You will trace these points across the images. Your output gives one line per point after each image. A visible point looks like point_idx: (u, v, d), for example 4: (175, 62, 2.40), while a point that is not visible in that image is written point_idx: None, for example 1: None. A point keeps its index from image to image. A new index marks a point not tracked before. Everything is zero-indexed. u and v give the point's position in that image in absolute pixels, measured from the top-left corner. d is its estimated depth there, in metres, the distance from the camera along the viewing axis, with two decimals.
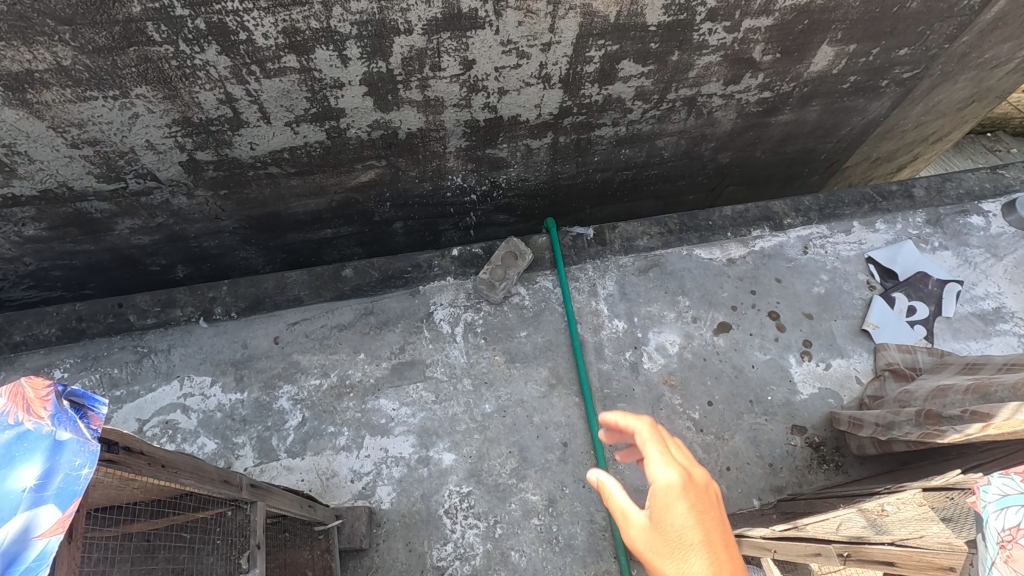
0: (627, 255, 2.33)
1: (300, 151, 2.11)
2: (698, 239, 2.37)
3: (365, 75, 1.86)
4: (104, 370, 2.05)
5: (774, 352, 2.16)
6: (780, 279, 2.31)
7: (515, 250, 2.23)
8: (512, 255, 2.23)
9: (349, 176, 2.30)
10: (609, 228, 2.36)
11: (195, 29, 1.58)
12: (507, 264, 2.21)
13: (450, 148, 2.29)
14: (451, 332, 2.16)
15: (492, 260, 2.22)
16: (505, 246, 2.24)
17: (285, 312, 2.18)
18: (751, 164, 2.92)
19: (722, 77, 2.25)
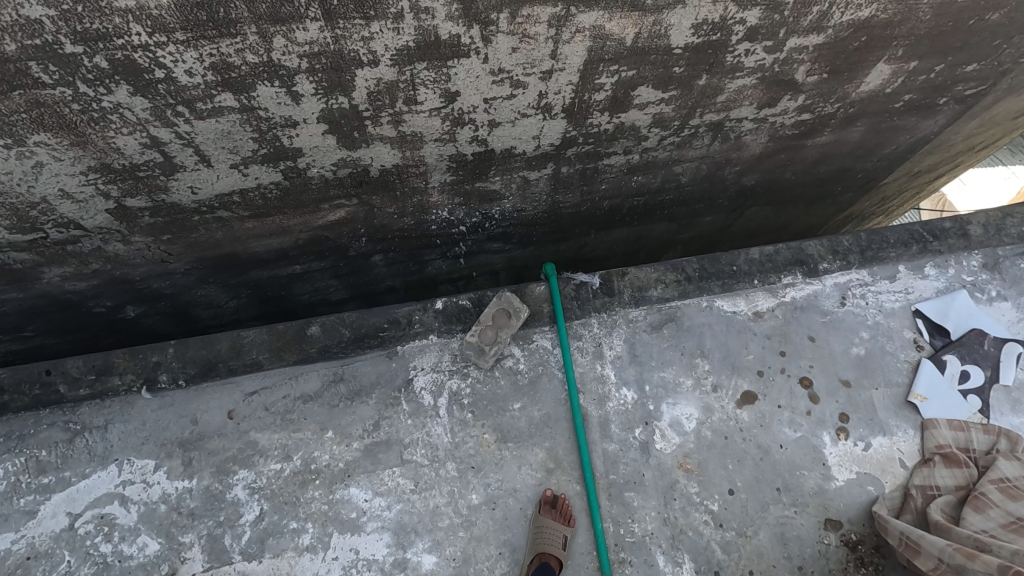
0: (638, 308, 2.02)
1: (252, 194, 1.77)
2: (720, 288, 2.05)
3: (323, 112, 1.51)
4: (30, 454, 1.76)
5: (806, 429, 1.87)
6: (814, 338, 2.00)
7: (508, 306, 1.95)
8: (504, 313, 1.94)
9: (314, 216, 1.96)
10: (618, 275, 2.04)
11: (94, 68, 1.23)
12: (498, 323, 1.92)
13: (432, 183, 1.94)
14: (433, 404, 1.87)
15: (481, 318, 1.93)
16: (496, 300, 1.96)
17: (241, 380, 1.88)
18: (779, 186, 2.57)
19: (755, 101, 1.89)
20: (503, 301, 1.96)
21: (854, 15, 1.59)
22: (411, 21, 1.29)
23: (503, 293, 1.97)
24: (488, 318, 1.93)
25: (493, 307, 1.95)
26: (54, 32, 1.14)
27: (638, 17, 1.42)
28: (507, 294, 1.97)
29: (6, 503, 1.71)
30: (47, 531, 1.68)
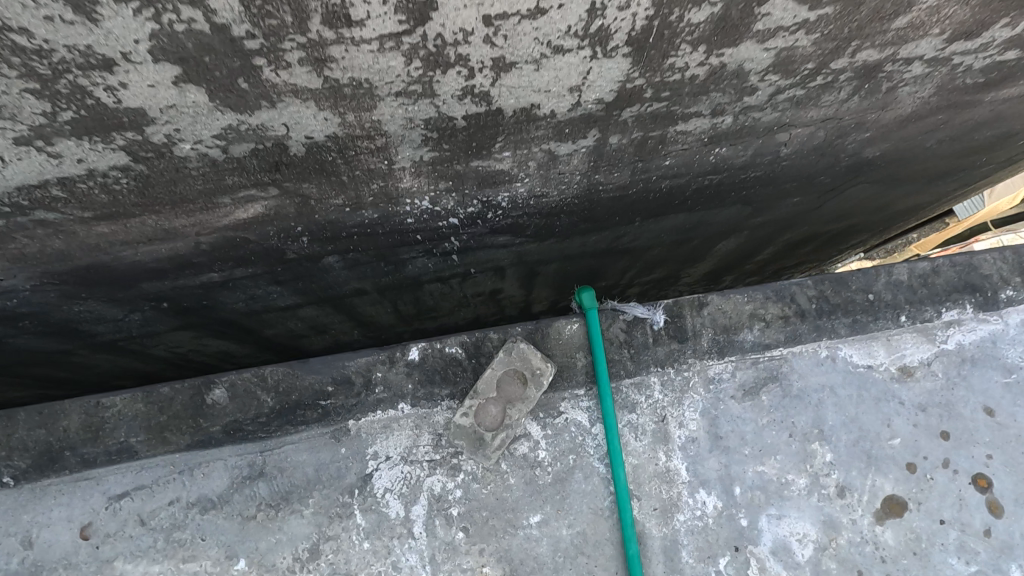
0: (722, 359, 1.31)
1: (83, 186, 1.04)
2: (849, 329, 1.33)
3: (156, 40, 0.80)
4: None
5: (986, 563, 1.20)
6: (994, 411, 1.29)
7: (523, 368, 1.24)
8: (518, 375, 1.24)
9: (212, 213, 1.22)
10: (692, 307, 1.32)
11: None
12: (508, 394, 1.24)
13: (401, 163, 1.19)
14: (403, 517, 1.21)
15: (480, 384, 1.24)
16: (505, 355, 1.24)
17: (105, 474, 1.20)
18: (907, 158, 1.80)
19: (950, 27, 1.11)
20: (515, 357, 1.24)
21: None
22: None
23: (516, 345, 1.25)
24: (492, 385, 1.24)
25: (500, 367, 1.24)
26: None
27: None
28: (522, 347, 1.25)
29: None
30: None
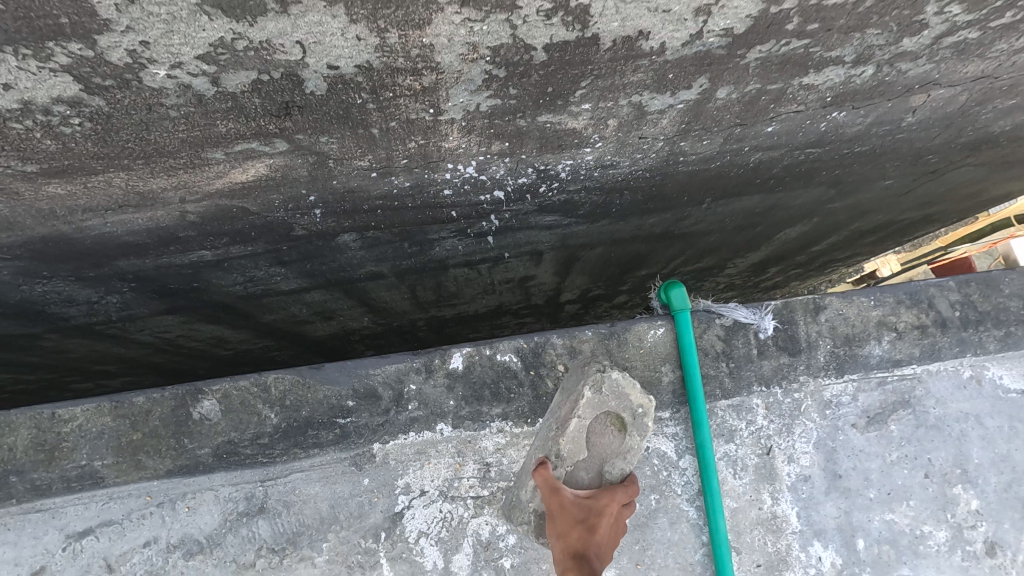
0: (843, 378, 1.04)
1: (29, 123, 0.81)
2: (1000, 344, 1.06)
3: None
4: None
5: None
6: None
7: (620, 408, 0.97)
8: (606, 424, 0.98)
9: (206, 172, 0.96)
10: (808, 312, 1.04)
11: None
12: (598, 448, 0.97)
13: (451, 111, 0.92)
14: (442, 569, 0.96)
15: (564, 445, 0.96)
16: (596, 396, 0.97)
17: (62, 506, 0.94)
18: None
19: None
20: (609, 395, 0.97)
21: None
22: None
23: (611, 377, 0.97)
24: (581, 440, 0.96)
25: (591, 413, 0.97)
26: None
27: None
28: (619, 378, 0.97)
29: None
30: None
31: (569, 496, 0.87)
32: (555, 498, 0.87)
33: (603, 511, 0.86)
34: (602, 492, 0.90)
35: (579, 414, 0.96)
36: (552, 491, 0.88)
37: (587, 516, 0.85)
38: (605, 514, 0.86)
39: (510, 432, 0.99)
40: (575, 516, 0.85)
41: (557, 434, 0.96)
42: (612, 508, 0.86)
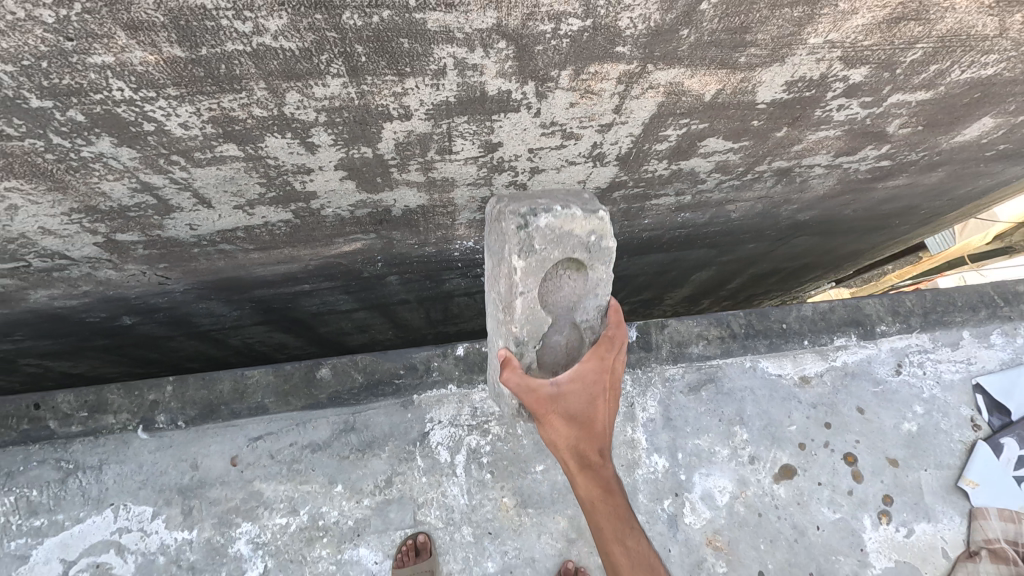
0: (676, 365, 1.85)
1: (258, 230, 1.57)
2: (766, 348, 1.88)
3: (341, 161, 1.30)
4: (20, 493, 1.66)
5: (847, 513, 1.76)
6: (863, 409, 1.85)
7: (570, 251, 1.31)
8: (560, 273, 1.36)
9: (328, 247, 1.77)
10: (656, 327, 1.87)
11: (69, 122, 1.02)
12: (566, 290, 1.38)
13: (460, 220, 1.74)
14: (450, 461, 1.75)
15: (519, 330, 1.37)
16: (536, 261, 1.28)
17: (245, 423, 1.75)
18: (833, 220, 2.33)
19: (834, 150, 1.65)
20: (549, 243, 1.27)
21: (976, 73, 1.33)
22: (454, 77, 1.07)
23: (543, 227, 1.26)
24: (536, 309, 1.35)
25: (535, 281, 1.31)
26: (17, 88, 0.92)
27: (724, 73, 1.18)
28: (548, 221, 1.25)
29: None
30: None
31: (550, 397, 1.30)
32: (540, 401, 1.30)
33: (589, 379, 1.33)
34: (572, 384, 1.32)
35: (525, 290, 1.31)
36: (536, 398, 1.30)
37: (572, 421, 1.33)
38: (581, 411, 1.33)
39: (488, 389, 1.81)
40: (562, 418, 1.31)
41: (513, 324, 1.36)
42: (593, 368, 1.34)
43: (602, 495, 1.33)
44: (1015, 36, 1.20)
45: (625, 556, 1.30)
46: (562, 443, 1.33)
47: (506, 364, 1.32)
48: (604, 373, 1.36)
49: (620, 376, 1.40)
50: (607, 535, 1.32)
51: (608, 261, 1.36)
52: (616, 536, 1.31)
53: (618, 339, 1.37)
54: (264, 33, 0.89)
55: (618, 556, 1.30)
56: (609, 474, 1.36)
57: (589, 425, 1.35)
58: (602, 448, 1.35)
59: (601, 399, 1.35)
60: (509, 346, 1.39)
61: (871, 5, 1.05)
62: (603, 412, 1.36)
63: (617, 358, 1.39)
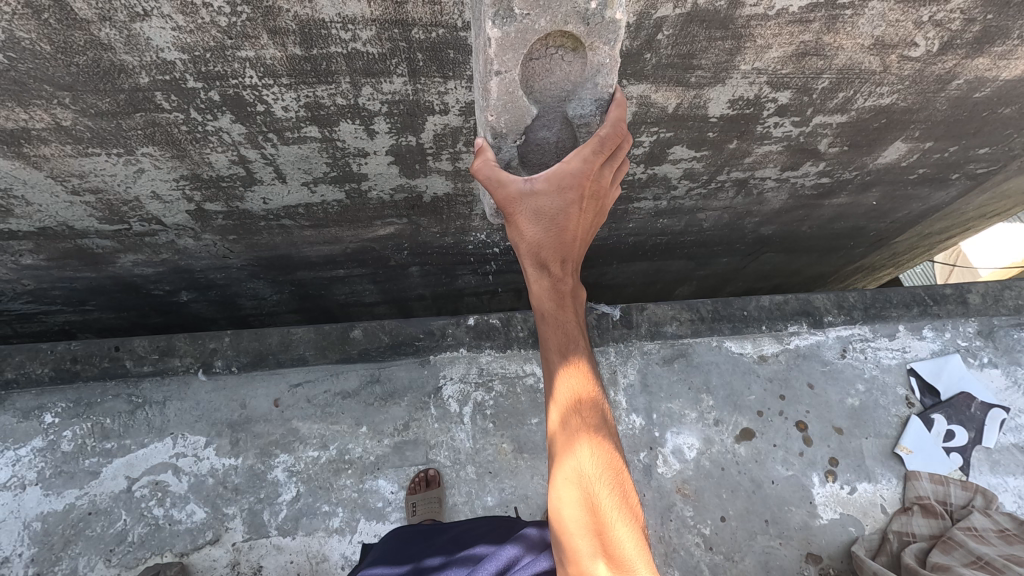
0: (652, 341, 2.19)
1: (316, 207, 1.97)
2: (730, 330, 2.23)
3: (392, 147, 1.71)
4: (96, 420, 1.96)
5: (799, 470, 2.03)
6: (813, 385, 2.17)
7: (562, 23, 1.09)
8: (553, 51, 1.16)
9: (367, 230, 2.16)
10: (637, 309, 2.21)
11: (207, 100, 1.43)
12: (558, 75, 1.19)
13: (477, 211, 2.14)
14: (458, 412, 2.04)
15: (496, 119, 1.20)
16: (514, 31, 1.07)
17: (288, 372, 2.06)
18: (794, 237, 2.72)
19: (780, 164, 2.06)
20: (534, 9, 1.05)
21: (875, 101, 1.76)
22: None
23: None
24: (515, 94, 1.17)
25: (513, 60, 1.13)
26: (183, 72, 1.34)
27: (681, 90, 1.60)
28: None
29: (72, 462, 1.90)
30: (106, 490, 1.87)
31: (521, 194, 1.13)
32: (509, 197, 1.14)
33: (554, 189, 1.12)
34: (548, 186, 1.12)
35: (501, 70, 1.13)
36: (506, 192, 1.13)
37: (544, 222, 1.14)
38: (557, 213, 1.14)
39: (494, 354, 2.13)
40: (530, 218, 1.14)
41: (489, 109, 1.19)
42: (551, 191, 1.12)
43: (556, 301, 1.22)
44: (897, 72, 1.64)
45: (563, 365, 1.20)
46: (527, 242, 1.17)
47: (481, 153, 1.18)
48: (584, 188, 1.13)
49: (604, 196, 1.18)
50: (551, 343, 1.22)
51: (611, 38, 1.13)
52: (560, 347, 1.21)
53: (612, 139, 1.12)
54: (357, 40, 1.31)
55: (556, 365, 1.21)
56: (570, 286, 1.23)
57: (561, 233, 1.16)
58: (568, 258, 1.21)
59: (576, 207, 1.14)
60: (487, 140, 1.24)
61: (781, 42, 1.48)
62: (577, 224, 1.17)
63: (604, 170, 1.15)
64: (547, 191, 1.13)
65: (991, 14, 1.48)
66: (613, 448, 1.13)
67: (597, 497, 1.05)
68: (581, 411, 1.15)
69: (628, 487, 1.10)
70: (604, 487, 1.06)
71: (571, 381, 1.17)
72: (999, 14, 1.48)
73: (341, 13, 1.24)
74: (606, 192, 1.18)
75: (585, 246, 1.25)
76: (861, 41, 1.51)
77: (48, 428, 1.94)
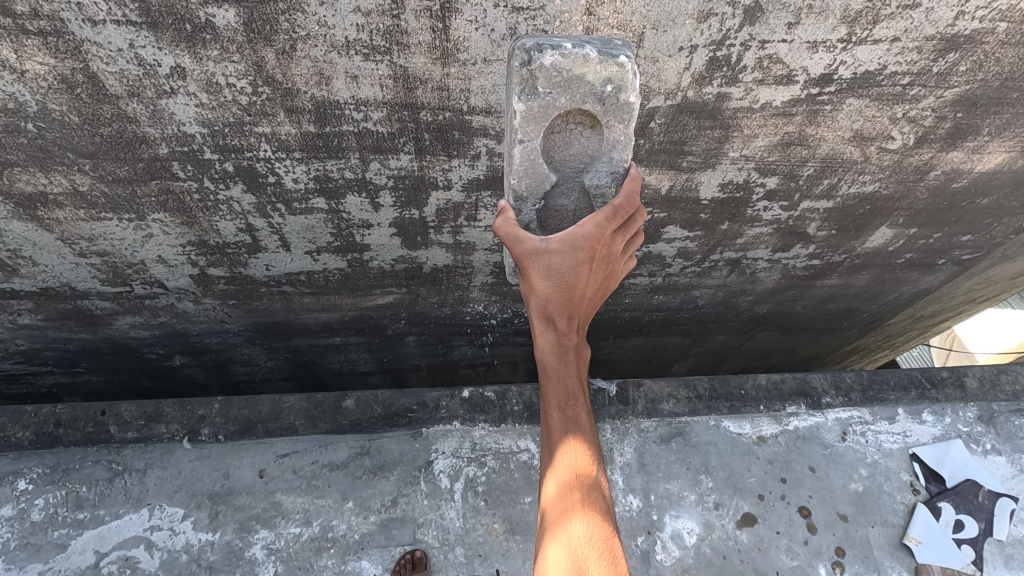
0: (650, 419, 2.15)
1: (317, 275, 2.00)
2: (728, 409, 2.19)
3: (396, 220, 1.77)
4: (71, 488, 1.88)
5: (805, 560, 1.93)
6: (814, 468, 2.11)
7: (580, 102, 1.16)
8: (573, 126, 1.24)
9: (366, 298, 2.19)
10: (633, 385, 2.20)
11: (222, 170, 1.50)
12: (576, 148, 1.27)
13: (475, 283, 2.17)
14: (449, 488, 1.96)
15: (517, 183, 1.25)
16: (537, 106, 1.15)
17: (275, 441, 2.00)
18: (788, 317, 2.74)
19: (771, 246, 2.13)
20: (555, 88, 1.13)
21: (859, 189, 1.84)
22: (485, 161, 1.56)
23: (548, 67, 1.10)
24: (536, 161, 1.23)
25: (536, 131, 1.19)
26: (201, 144, 1.41)
27: (673, 173, 1.68)
28: (554, 60, 1.09)
29: (40, 534, 1.81)
30: (73, 566, 1.77)
31: (536, 251, 1.16)
32: (525, 253, 1.16)
33: (566, 250, 1.15)
34: (561, 246, 1.15)
35: (524, 139, 1.20)
36: (521, 249, 1.16)
37: (554, 279, 1.17)
38: (567, 271, 1.16)
39: (488, 428, 2.07)
40: (542, 276, 1.17)
41: (512, 174, 1.25)
42: (563, 251, 1.15)
43: (560, 356, 1.22)
44: (877, 163, 1.74)
45: (563, 421, 1.19)
46: (536, 297, 1.19)
47: (502, 213, 1.22)
48: (595, 250, 1.16)
49: (614, 261, 1.21)
50: (551, 398, 1.22)
51: (626, 118, 1.20)
52: (560, 402, 1.21)
53: (626, 209, 1.16)
54: (368, 120, 1.40)
55: (556, 420, 1.20)
56: (574, 343, 1.24)
57: (570, 290, 1.18)
58: (575, 315, 1.22)
59: (587, 268, 1.16)
60: (509, 202, 1.29)
61: (766, 132, 1.58)
62: (587, 282, 1.18)
63: (615, 237, 1.18)
64: (559, 252, 1.15)
65: (960, 113, 1.58)
66: (605, 511, 1.10)
67: (585, 562, 1.01)
68: (578, 469, 1.14)
69: (618, 555, 1.05)
70: (594, 553, 1.02)
71: (568, 441, 1.17)
72: (968, 114, 1.59)
73: (354, 96, 1.33)
74: (616, 258, 1.21)
75: (592, 306, 1.26)
76: (841, 134, 1.61)
77: (20, 495, 1.86)
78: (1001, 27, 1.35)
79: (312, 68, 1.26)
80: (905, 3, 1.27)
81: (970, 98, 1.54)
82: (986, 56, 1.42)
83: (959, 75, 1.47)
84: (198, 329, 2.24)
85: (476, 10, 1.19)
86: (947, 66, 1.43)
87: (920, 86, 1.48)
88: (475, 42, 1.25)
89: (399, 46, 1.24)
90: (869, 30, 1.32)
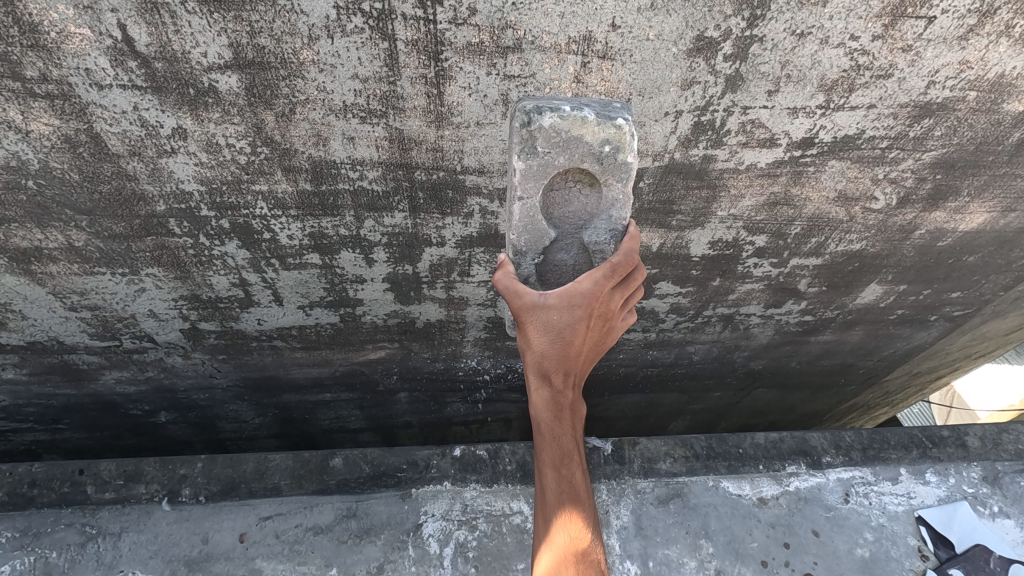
0: (646, 478, 2.08)
1: (309, 330, 1.99)
2: (726, 469, 2.14)
3: (389, 275, 1.78)
4: (41, 553, 1.79)
5: None
6: (818, 532, 2.04)
7: (579, 161, 1.19)
8: (572, 184, 1.26)
9: (358, 353, 2.16)
10: (629, 444, 2.14)
11: (218, 227, 1.52)
12: (575, 205, 1.29)
13: (468, 337, 2.16)
14: (439, 553, 1.87)
15: (517, 239, 1.27)
16: (537, 164, 1.18)
17: (258, 503, 1.92)
18: (784, 373, 2.72)
19: (762, 301, 2.14)
20: (554, 148, 1.16)
21: (846, 247, 1.88)
22: (478, 219, 1.59)
23: (547, 128, 1.13)
24: (535, 218, 1.25)
25: (535, 188, 1.22)
26: (198, 202, 1.44)
27: (663, 231, 1.71)
28: (553, 121, 1.13)
29: None
30: None
31: (534, 306, 1.15)
32: (522, 308, 1.15)
33: (563, 306, 1.14)
34: (560, 302, 1.14)
35: (524, 196, 1.22)
36: (519, 302, 1.16)
37: (552, 336, 1.15)
38: (565, 328, 1.15)
39: (479, 488, 2.00)
40: (540, 331, 1.15)
41: (511, 230, 1.26)
42: (560, 309, 1.14)
43: (555, 414, 1.20)
44: (863, 222, 1.77)
45: (556, 481, 1.18)
46: (533, 352, 1.17)
47: (501, 266, 1.22)
48: (593, 307, 1.15)
49: (611, 318, 1.20)
50: (546, 457, 1.20)
51: (624, 177, 1.23)
52: (553, 462, 1.19)
53: (625, 266, 1.15)
54: (364, 178, 1.43)
55: (549, 481, 1.18)
56: (570, 399, 1.22)
57: (566, 346, 1.16)
58: (571, 371, 1.20)
59: (584, 325, 1.15)
60: (508, 256, 1.30)
61: (753, 192, 1.62)
62: (583, 339, 1.17)
63: (614, 293, 1.17)
64: (557, 310, 1.14)
65: (939, 175, 1.64)
66: None
67: None
68: (571, 533, 1.13)
69: None
70: None
71: (562, 506, 1.15)
72: (947, 175, 1.64)
73: (351, 156, 1.37)
74: (614, 314, 1.20)
75: (589, 362, 1.25)
76: (825, 194, 1.65)
77: None
78: (971, 95, 1.41)
79: (310, 129, 1.30)
80: (878, 73, 1.34)
81: (947, 160, 1.59)
82: (959, 122, 1.48)
83: (935, 139, 1.52)
84: (184, 384, 2.20)
85: (470, 76, 1.24)
86: (923, 130, 1.49)
87: (899, 149, 1.54)
88: (469, 107, 1.30)
89: (396, 110, 1.28)
90: (846, 97, 1.38)
